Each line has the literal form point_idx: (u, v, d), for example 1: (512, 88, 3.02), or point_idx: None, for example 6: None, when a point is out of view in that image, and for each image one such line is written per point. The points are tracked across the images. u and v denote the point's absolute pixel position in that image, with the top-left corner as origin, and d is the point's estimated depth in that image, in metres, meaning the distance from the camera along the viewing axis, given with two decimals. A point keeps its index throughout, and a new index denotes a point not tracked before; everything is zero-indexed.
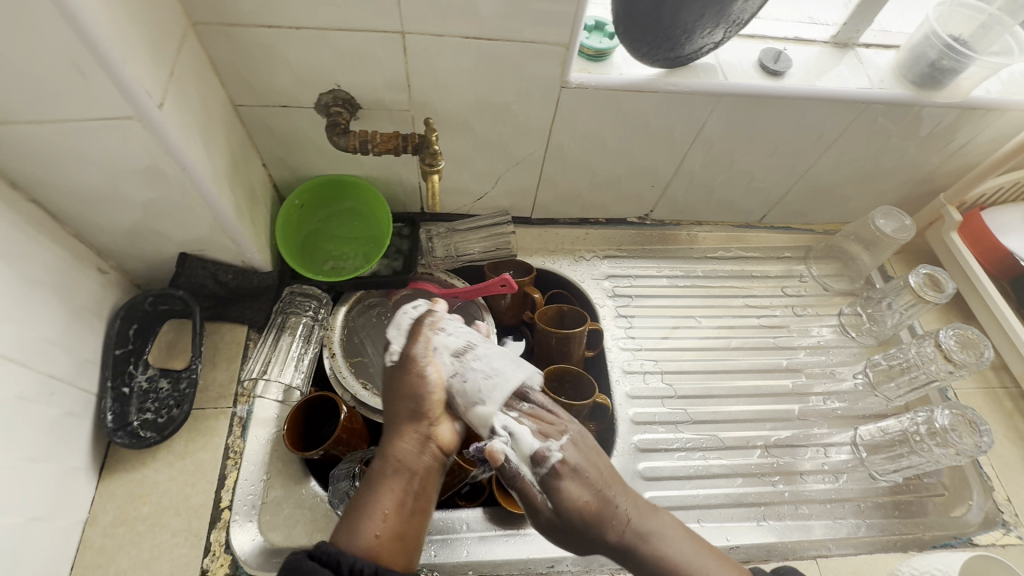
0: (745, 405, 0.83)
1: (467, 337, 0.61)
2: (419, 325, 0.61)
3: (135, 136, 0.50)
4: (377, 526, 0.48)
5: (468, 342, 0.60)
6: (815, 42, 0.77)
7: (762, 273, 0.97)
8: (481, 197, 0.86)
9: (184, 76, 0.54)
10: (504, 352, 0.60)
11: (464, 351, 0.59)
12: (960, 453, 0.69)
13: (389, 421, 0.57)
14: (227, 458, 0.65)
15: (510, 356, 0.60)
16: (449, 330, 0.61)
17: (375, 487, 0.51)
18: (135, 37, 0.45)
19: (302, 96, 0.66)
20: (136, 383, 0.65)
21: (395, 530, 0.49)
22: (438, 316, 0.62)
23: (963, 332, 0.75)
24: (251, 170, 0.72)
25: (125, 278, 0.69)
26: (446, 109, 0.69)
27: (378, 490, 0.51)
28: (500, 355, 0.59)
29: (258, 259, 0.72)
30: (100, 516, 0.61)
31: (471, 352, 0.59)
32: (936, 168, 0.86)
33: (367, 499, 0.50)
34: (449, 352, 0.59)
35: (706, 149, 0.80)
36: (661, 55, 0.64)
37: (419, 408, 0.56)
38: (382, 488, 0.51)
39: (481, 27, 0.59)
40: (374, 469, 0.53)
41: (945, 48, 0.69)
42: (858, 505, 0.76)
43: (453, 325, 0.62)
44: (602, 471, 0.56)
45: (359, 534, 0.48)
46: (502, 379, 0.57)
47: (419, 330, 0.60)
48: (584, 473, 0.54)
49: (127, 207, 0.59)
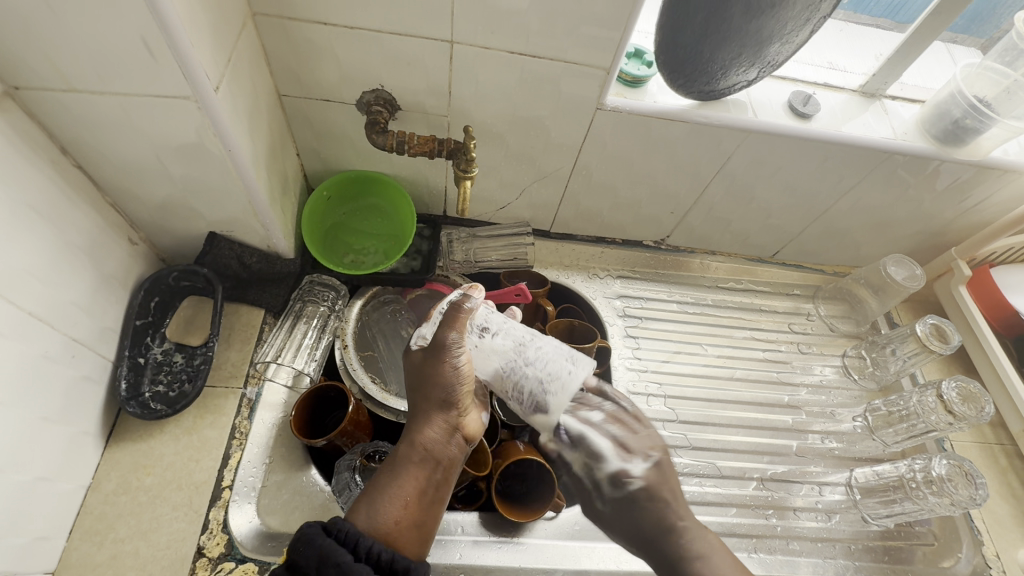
0: (745, 437, 0.84)
1: (514, 330, 0.58)
2: (454, 311, 0.58)
3: (188, 115, 0.52)
4: (398, 512, 0.50)
5: (517, 337, 0.57)
6: (843, 89, 0.79)
7: (770, 307, 0.98)
8: (504, 207, 0.87)
9: (240, 63, 0.56)
10: (557, 344, 0.58)
11: (515, 347, 0.57)
12: (955, 504, 0.70)
13: (415, 405, 0.58)
14: (233, 438, 0.66)
15: (565, 350, 0.58)
16: (493, 325, 0.58)
17: (400, 472, 0.52)
18: (203, 21, 0.47)
19: (345, 92, 0.68)
20: (151, 355, 0.66)
21: (415, 516, 0.50)
22: (473, 302, 0.59)
23: (965, 384, 0.76)
24: (286, 157, 0.73)
25: (153, 250, 0.71)
26: (482, 118, 0.71)
27: (403, 476, 0.52)
28: (554, 349, 0.57)
29: (283, 245, 0.73)
30: (103, 483, 0.61)
31: (523, 355, 0.56)
32: (949, 222, 0.88)
33: (390, 483, 0.51)
34: (499, 348, 0.57)
35: (728, 182, 0.82)
36: (696, 87, 0.66)
37: (450, 397, 0.57)
38: (408, 474, 0.52)
39: (528, 45, 0.61)
40: (398, 453, 0.54)
41: (969, 108, 0.71)
42: (849, 546, 0.77)
43: (496, 318, 0.60)
44: (680, 495, 0.61)
45: (380, 517, 0.49)
46: (562, 381, 0.55)
47: (453, 316, 0.58)
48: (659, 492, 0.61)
49: (167, 181, 0.60)
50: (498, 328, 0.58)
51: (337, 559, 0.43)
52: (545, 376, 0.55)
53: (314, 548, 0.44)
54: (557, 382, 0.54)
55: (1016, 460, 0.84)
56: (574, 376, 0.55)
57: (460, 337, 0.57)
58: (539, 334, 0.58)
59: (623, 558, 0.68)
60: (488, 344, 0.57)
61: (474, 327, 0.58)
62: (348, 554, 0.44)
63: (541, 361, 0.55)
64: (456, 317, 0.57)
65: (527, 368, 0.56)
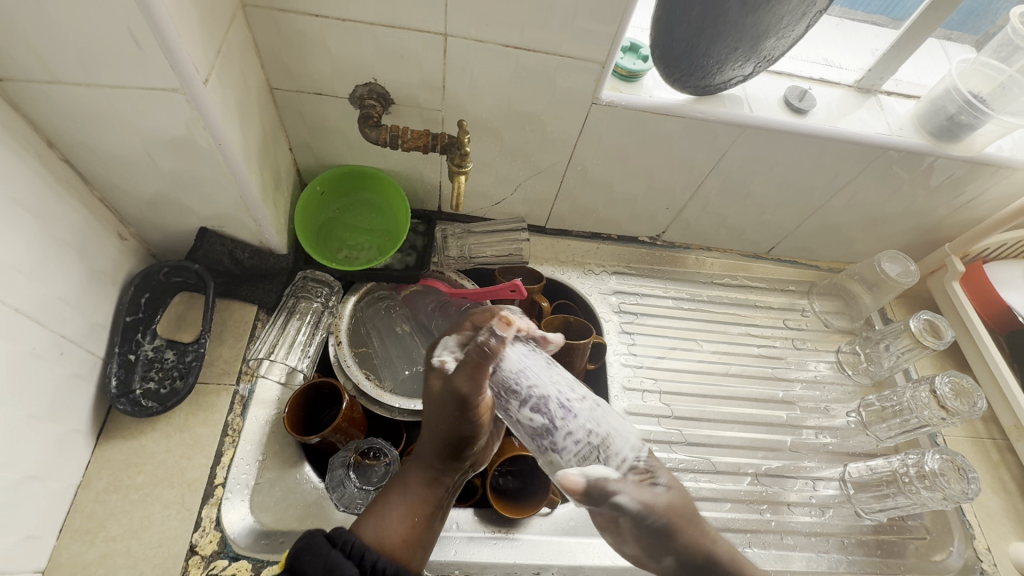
0: (739, 432, 0.84)
1: (552, 390, 0.46)
2: (480, 346, 0.48)
3: (176, 107, 0.51)
4: (405, 530, 0.49)
5: (551, 402, 0.45)
6: (839, 85, 0.79)
7: (765, 303, 0.98)
8: (499, 202, 0.87)
9: (230, 55, 0.55)
10: (602, 410, 0.45)
11: (550, 413, 0.45)
12: (947, 498, 0.71)
13: (428, 425, 0.54)
14: (225, 436, 0.65)
15: (621, 428, 0.44)
16: (525, 379, 0.47)
17: (407, 492, 0.51)
18: (191, 12, 0.46)
19: (338, 86, 0.67)
20: (142, 351, 0.65)
21: (419, 535, 0.50)
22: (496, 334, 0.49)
23: (959, 379, 0.77)
24: (279, 152, 0.73)
25: (144, 246, 0.70)
26: (477, 113, 0.71)
27: (409, 495, 0.51)
28: (606, 424, 0.44)
29: (276, 241, 0.73)
30: (94, 481, 0.61)
31: (563, 432, 0.44)
32: (943, 218, 0.89)
33: (396, 500, 0.50)
34: (525, 405, 0.46)
35: (724, 178, 0.81)
36: (692, 82, 0.66)
37: (467, 436, 0.51)
38: (417, 493, 0.51)
39: (523, 38, 0.60)
40: (406, 469, 0.53)
41: (965, 104, 0.71)
42: (842, 540, 0.77)
43: (534, 365, 0.48)
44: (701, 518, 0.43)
45: (386, 533, 0.48)
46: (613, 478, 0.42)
47: (478, 350, 0.48)
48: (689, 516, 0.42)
49: (157, 176, 0.59)
50: (531, 381, 0.47)
51: (344, 571, 0.42)
52: (584, 452, 0.43)
53: (320, 556, 0.43)
54: (604, 463, 0.42)
55: (1007, 454, 0.85)
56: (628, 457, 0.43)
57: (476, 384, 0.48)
58: (588, 399, 0.46)
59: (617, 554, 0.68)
60: (512, 400, 0.47)
61: (503, 372, 0.47)
62: (354, 566, 0.43)
63: (587, 441, 0.43)
64: (480, 358, 0.48)
65: (566, 447, 0.44)
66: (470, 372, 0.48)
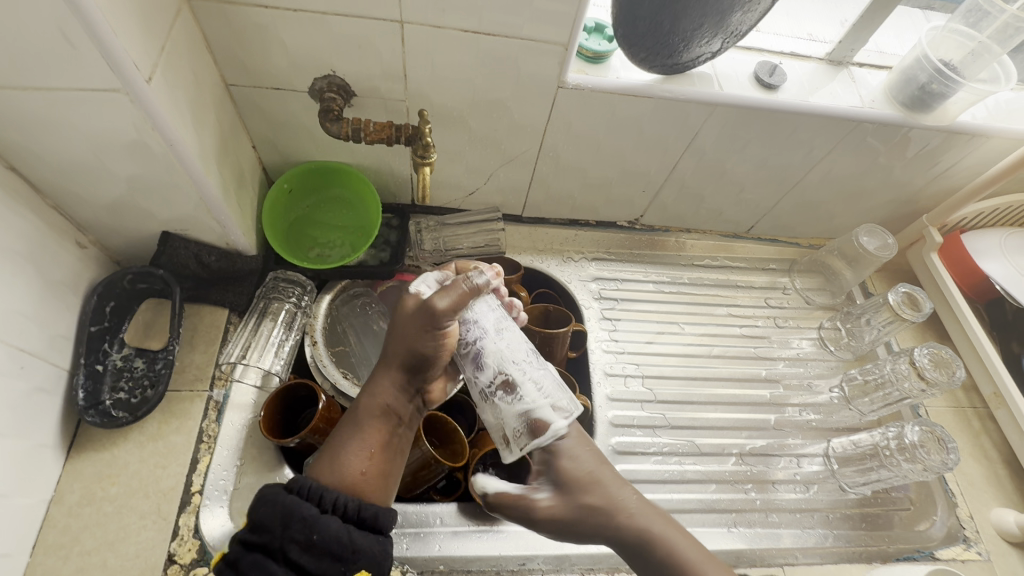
0: (723, 413, 0.84)
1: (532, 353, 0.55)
2: (461, 284, 0.53)
3: (121, 110, 0.49)
4: (363, 464, 0.50)
5: (508, 361, 0.53)
6: (810, 58, 0.78)
7: (746, 283, 0.98)
8: (473, 192, 0.85)
9: (176, 52, 0.53)
10: (551, 378, 0.54)
11: (516, 370, 0.53)
12: (928, 469, 0.71)
13: (382, 360, 0.57)
14: (200, 442, 0.64)
15: (556, 389, 0.53)
16: (481, 334, 0.55)
17: (361, 427, 0.52)
18: (127, 7, 0.45)
19: (296, 80, 0.65)
20: (110, 361, 0.64)
21: (379, 469, 0.51)
22: (484, 281, 0.53)
23: (937, 351, 0.77)
24: (241, 151, 0.71)
25: (105, 254, 0.68)
26: (442, 103, 0.69)
27: (364, 429, 0.52)
28: (538, 385, 0.52)
29: (243, 241, 0.71)
30: (66, 495, 0.59)
31: (505, 381, 0.52)
32: (920, 189, 0.88)
33: (353, 436, 0.52)
34: (477, 355, 0.55)
35: (698, 157, 0.80)
36: (659, 61, 0.64)
37: (422, 359, 0.55)
38: (371, 427, 0.53)
39: (481, 22, 0.59)
40: (360, 407, 0.54)
41: (935, 73, 0.70)
42: (827, 515, 0.78)
43: (497, 329, 0.56)
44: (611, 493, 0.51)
45: (344, 470, 0.49)
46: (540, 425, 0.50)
47: (455, 285, 0.53)
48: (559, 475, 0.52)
49: (112, 181, 0.58)
50: (485, 337, 0.55)
51: (302, 512, 0.45)
52: (518, 406, 0.51)
53: (276, 506, 0.46)
54: (535, 422, 0.50)
55: (988, 422, 0.86)
56: (560, 422, 0.50)
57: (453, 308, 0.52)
58: (527, 363, 0.54)
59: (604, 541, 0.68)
60: (464, 345, 0.56)
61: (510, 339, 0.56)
62: (312, 507, 0.46)
63: (522, 396, 0.51)
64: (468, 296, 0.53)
65: (505, 391, 0.52)
66: (446, 291, 0.53)
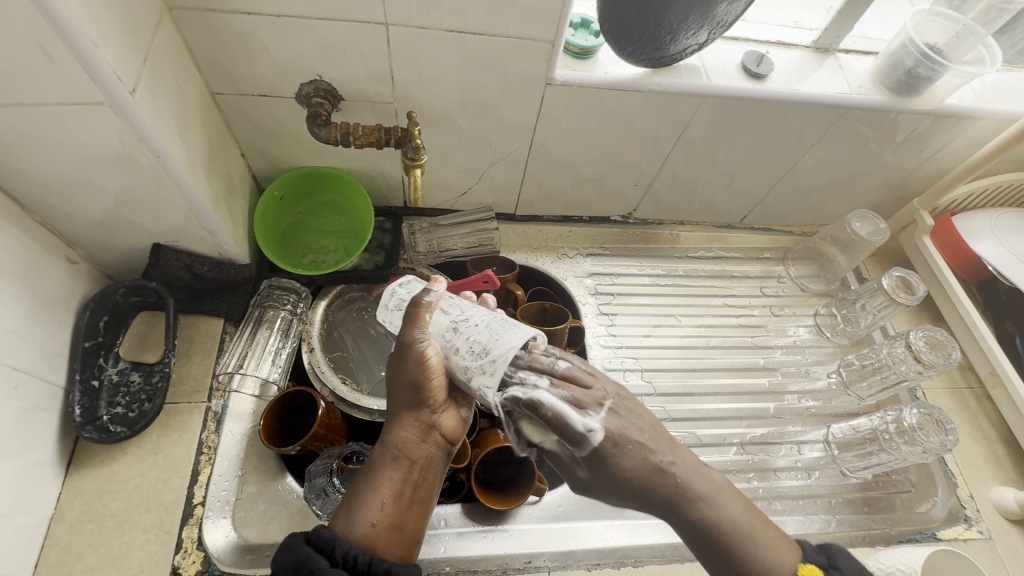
0: (723, 403, 0.85)
1: (464, 319, 0.54)
2: (417, 307, 0.55)
3: (106, 123, 0.49)
4: (374, 516, 0.49)
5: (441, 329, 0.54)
6: (797, 46, 0.78)
7: (741, 273, 0.98)
8: (464, 192, 0.85)
9: (159, 63, 0.53)
10: (489, 319, 0.53)
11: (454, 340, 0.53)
12: (927, 451, 0.71)
13: (391, 405, 0.56)
14: (201, 454, 0.64)
15: (495, 321, 0.53)
16: None
17: (372, 479, 0.51)
18: (106, 19, 0.44)
19: (281, 86, 0.65)
20: (106, 376, 0.64)
21: (391, 521, 0.49)
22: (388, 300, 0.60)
23: (933, 333, 0.78)
24: (229, 160, 0.70)
25: (96, 268, 0.68)
26: (430, 104, 0.69)
27: (377, 481, 0.51)
28: (472, 333, 0.52)
29: (235, 250, 0.71)
30: (67, 512, 0.59)
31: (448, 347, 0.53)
32: (910, 173, 0.89)
33: (366, 489, 0.51)
34: None
35: (689, 149, 0.80)
36: (645, 55, 0.64)
37: (424, 394, 0.54)
38: (381, 477, 0.51)
39: (466, 22, 0.59)
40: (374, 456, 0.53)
41: (921, 57, 0.70)
42: (829, 500, 0.78)
43: None
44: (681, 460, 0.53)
45: (356, 522, 0.49)
46: (492, 365, 0.50)
47: (414, 313, 0.55)
48: (630, 438, 0.52)
49: (100, 196, 0.57)
50: None
51: (314, 565, 0.43)
52: (468, 361, 0.52)
53: (292, 556, 0.44)
54: (486, 359, 0.50)
55: (986, 402, 0.86)
56: (507, 352, 0.50)
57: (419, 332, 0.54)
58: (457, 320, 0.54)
59: (608, 535, 0.68)
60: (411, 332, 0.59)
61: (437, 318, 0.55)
62: (323, 561, 0.44)
63: (465, 355, 0.52)
64: (421, 312, 0.55)
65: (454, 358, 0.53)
66: (408, 321, 0.55)
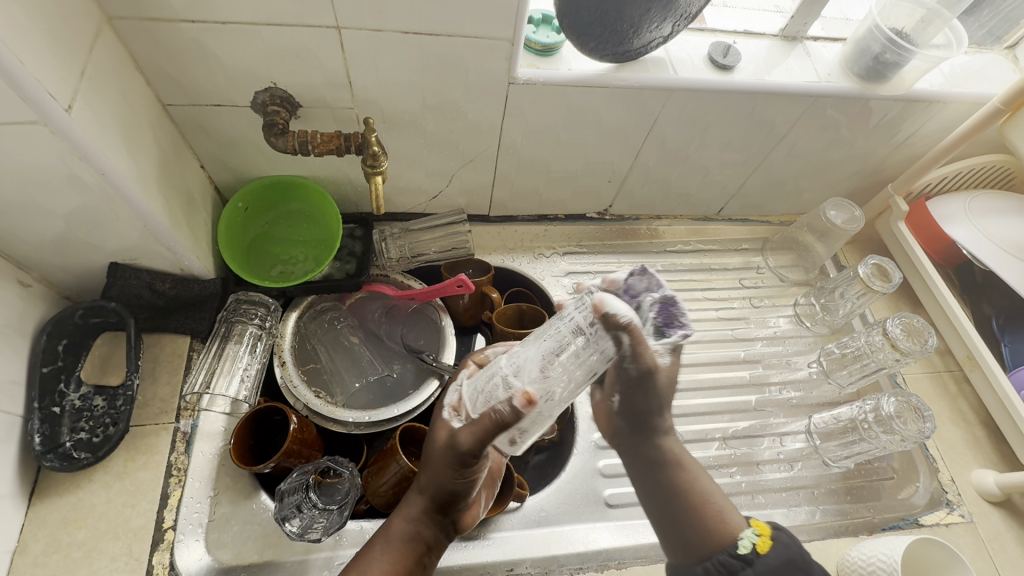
0: (704, 398, 0.84)
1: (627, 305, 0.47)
2: (490, 420, 0.47)
3: (42, 142, 0.47)
4: None
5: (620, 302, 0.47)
6: (764, 36, 0.77)
7: (720, 265, 0.98)
8: (435, 196, 0.84)
9: (98, 77, 0.51)
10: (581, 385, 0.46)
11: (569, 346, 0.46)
12: (906, 439, 0.71)
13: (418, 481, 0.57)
14: (170, 476, 0.63)
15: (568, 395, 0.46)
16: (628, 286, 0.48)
17: (388, 551, 0.54)
18: (33, 35, 0.42)
19: (236, 95, 0.62)
20: (68, 402, 0.62)
21: None
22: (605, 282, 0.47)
23: (908, 320, 0.78)
24: (187, 172, 0.68)
25: (52, 290, 0.65)
26: (391, 108, 0.67)
27: (388, 552, 0.54)
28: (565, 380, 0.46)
29: (198, 266, 0.69)
30: (30, 544, 0.57)
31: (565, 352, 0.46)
32: (885, 158, 0.88)
33: (377, 560, 0.53)
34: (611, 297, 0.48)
35: (661, 143, 0.79)
36: (609, 49, 0.63)
37: (453, 490, 0.54)
38: (397, 552, 0.54)
39: (421, 23, 0.57)
40: (389, 527, 0.56)
41: (888, 42, 0.70)
42: (812, 491, 0.78)
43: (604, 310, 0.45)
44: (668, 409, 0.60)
45: None
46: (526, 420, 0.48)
47: (487, 423, 0.47)
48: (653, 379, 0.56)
49: (48, 218, 0.55)
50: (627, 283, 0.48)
51: None
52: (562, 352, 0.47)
53: None
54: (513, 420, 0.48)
55: (964, 385, 0.87)
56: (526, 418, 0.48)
57: (475, 441, 0.49)
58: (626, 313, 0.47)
59: (591, 538, 0.68)
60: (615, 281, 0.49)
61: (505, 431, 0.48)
62: None
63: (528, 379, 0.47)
64: (494, 429, 0.48)
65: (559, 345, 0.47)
66: (470, 424, 0.49)
